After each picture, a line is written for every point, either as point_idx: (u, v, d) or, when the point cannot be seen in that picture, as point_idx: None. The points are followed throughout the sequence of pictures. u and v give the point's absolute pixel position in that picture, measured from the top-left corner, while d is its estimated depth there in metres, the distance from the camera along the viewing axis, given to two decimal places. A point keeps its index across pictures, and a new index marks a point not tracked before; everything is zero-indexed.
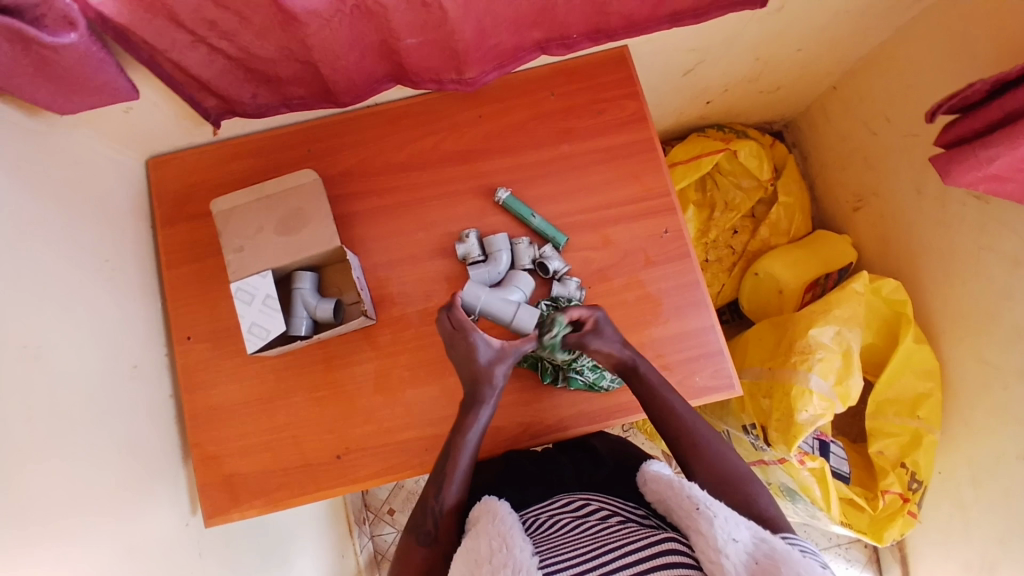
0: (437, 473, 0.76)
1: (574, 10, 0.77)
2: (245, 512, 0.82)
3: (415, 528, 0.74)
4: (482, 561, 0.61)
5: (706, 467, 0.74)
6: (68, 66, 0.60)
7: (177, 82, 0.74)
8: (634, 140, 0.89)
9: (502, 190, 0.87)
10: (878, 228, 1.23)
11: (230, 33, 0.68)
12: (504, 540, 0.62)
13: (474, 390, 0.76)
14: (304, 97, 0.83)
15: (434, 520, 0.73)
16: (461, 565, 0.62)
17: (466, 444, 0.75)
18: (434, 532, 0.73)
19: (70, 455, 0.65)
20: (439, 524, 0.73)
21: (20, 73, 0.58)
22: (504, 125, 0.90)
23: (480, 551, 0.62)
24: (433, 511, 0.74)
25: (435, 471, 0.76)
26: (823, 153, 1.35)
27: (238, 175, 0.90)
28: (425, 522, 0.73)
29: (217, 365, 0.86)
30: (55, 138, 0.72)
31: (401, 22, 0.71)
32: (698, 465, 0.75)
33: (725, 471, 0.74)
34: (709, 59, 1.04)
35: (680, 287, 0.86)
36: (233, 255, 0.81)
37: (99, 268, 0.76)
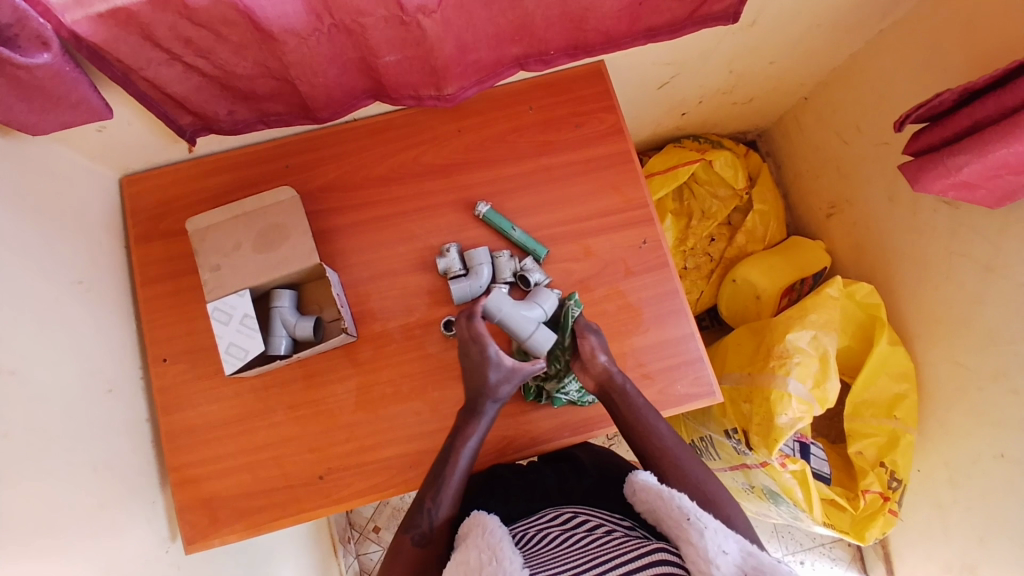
0: (435, 475, 0.76)
1: (551, 27, 0.78)
2: (226, 535, 0.81)
3: (409, 528, 0.74)
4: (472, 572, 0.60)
5: (688, 484, 0.75)
6: (41, 85, 0.59)
7: (152, 100, 0.73)
8: (613, 152, 0.90)
9: (483, 203, 0.87)
10: (850, 233, 1.26)
11: (206, 50, 0.67)
12: (494, 553, 0.62)
13: (478, 395, 0.77)
14: (282, 114, 0.82)
15: (430, 522, 0.74)
16: None
17: (468, 448, 0.76)
18: (431, 534, 0.73)
19: (45, 484, 0.63)
20: (435, 527, 0.73)
21: None
22: (483, 139, 0.90)
23: (470, 563, 0.62)
24: (430, 513, 0.74)
25: (432, 474, 0.76)
26: (796, 161, 1.39)
27: (214, 192, 0.89)
28: (420, 522, 0.73)
29: (194, 385, 0.84)
30: (26, 156, 0.70)
31: (380, 40, 0.71)
32: (680, 479, 0.75)
33: (709, 488, 0.74)
34: (684, 71, 1.06)
35: (661, 296, 0.87)
36: (210, 273, 0.80)
37: (72, 289, 0.74)
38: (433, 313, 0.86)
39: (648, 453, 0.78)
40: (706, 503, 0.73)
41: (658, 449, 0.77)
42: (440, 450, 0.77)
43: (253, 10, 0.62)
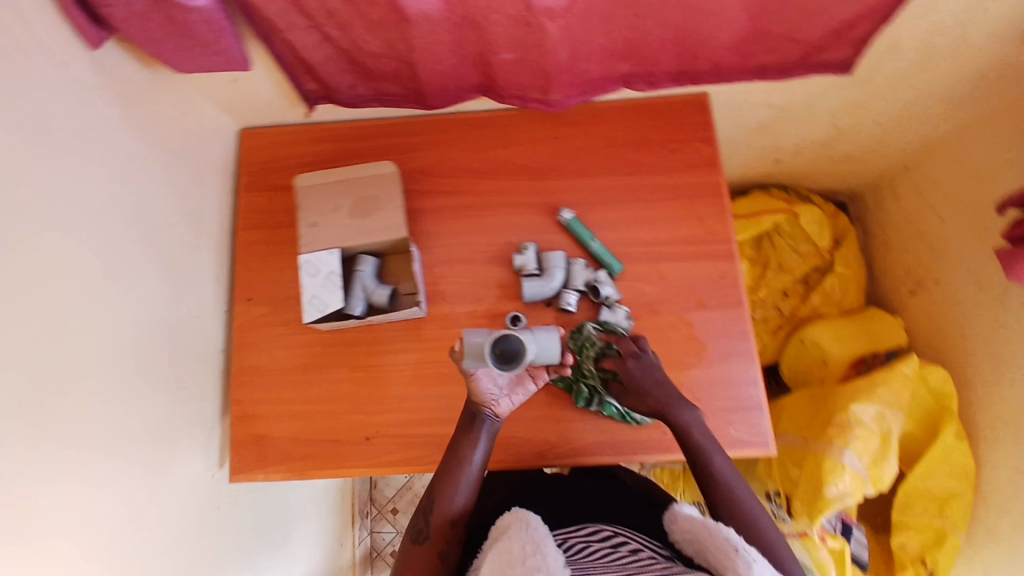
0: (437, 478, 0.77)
1: (664, 50, 0.80)
2: (269, 474, 0.85)
3: (410, 526, 0.75)
4: (515, 562, 0.61)
5: (744, 521, 0.73)
6: (193, 27, 0.66)
7: (286, 62, 0.80)
8: (704, 183, 0.91)
9: (567, 210, 0.89)
10: (931, 314, 1.21)
11: (344, 24, 0.73)
12: (538, 546, 0.62)
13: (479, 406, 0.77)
14: (396, 94, 0.88)
15: (427, 521, 0.74)
16: (493, 565, 0.62)
17: (475, 459, 0.76)
18: (427, 534, 0.73)
19: (123, 384, 0.69)
20: (432, 526, 0.74)
21: (150, 27, 0.65)
22: (578, 149, 0.92)
23: (513, 552, 0.62)
24: (427, 514, 0.75)
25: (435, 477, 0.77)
26: (885, 230, 1.35)
27: (321, 156, 0.95)
28: (418, 522, 0.75)
29: (268, 330, 0.89)
30: (167, 92, 0.79)
31: (501, 38, 0.74)
32: (732, 519, 0.73)
33: (757, 530, 0.72)
34: (785, 117, 1.05)
35: (728, 335, 0.87)
36: (306, 229, 0.85)
37: (181, 219, 0.81)
38: (500, 306, 0.88)
39: (708, 485, 0.76)
40: (742, 529, 0.72)
41: (713, 479, 0.75)
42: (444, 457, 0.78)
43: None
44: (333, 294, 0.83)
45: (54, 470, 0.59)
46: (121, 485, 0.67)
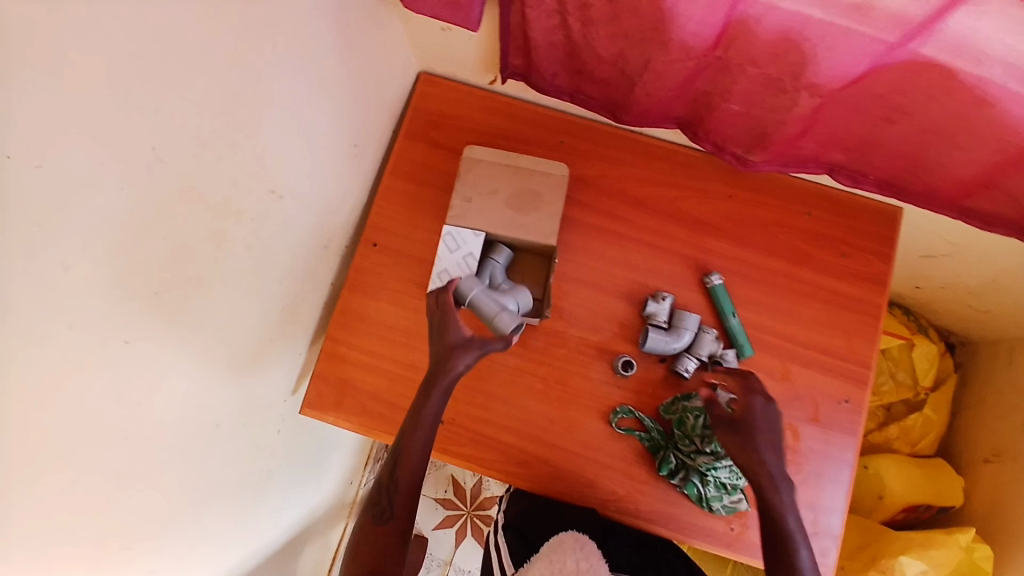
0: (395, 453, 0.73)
1: (891, 158, 0.75)
2: (339, 419, 0.84)
3: (373, 502, 0.73)
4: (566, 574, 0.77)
5: None
6: None
7: (508, 32, 0.75)
8: (864, 300, 0.86)
9: (717, 275, 0.84)
10: (1001, 489, 1.18)
11: (591, 21, 0.67)
12: (589, 566, 0.77)
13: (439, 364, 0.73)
14: (593, 98, 0.84)
15: (389, 498, 0.72)
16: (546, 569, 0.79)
17: (424, 428, 0.73)
18: (390, 513, 0.71)
19: (248, 298, 0.68)
20: (394, 504, 0.72)
21: None
22: (748, 217, 0.87)
23: (567, 565, 0.78)
24: (387, 490, 0.72)
25: (393, 454, 0.74)
26: (985, 391, 1.29)
27: (490, 128, 0.91)
28: (382, 500, 0.72)
29: (384, 281, 0.87)
30: (378, 21, 0.76)
31: (742, 91, 0.69)
32: None
33: None
34: (956, 254, 0.99)
35: (826, 459, 0.84)
36: (459, 202, 0.84)
37: (345, 149, 0.80)
38: (615, 344, 0.85)
39: None
40: None
41: None
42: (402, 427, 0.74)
43: (677, 19, 0.60)
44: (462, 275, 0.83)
45: (173, 372, 0.58)
46: (213, 398, 0.67)
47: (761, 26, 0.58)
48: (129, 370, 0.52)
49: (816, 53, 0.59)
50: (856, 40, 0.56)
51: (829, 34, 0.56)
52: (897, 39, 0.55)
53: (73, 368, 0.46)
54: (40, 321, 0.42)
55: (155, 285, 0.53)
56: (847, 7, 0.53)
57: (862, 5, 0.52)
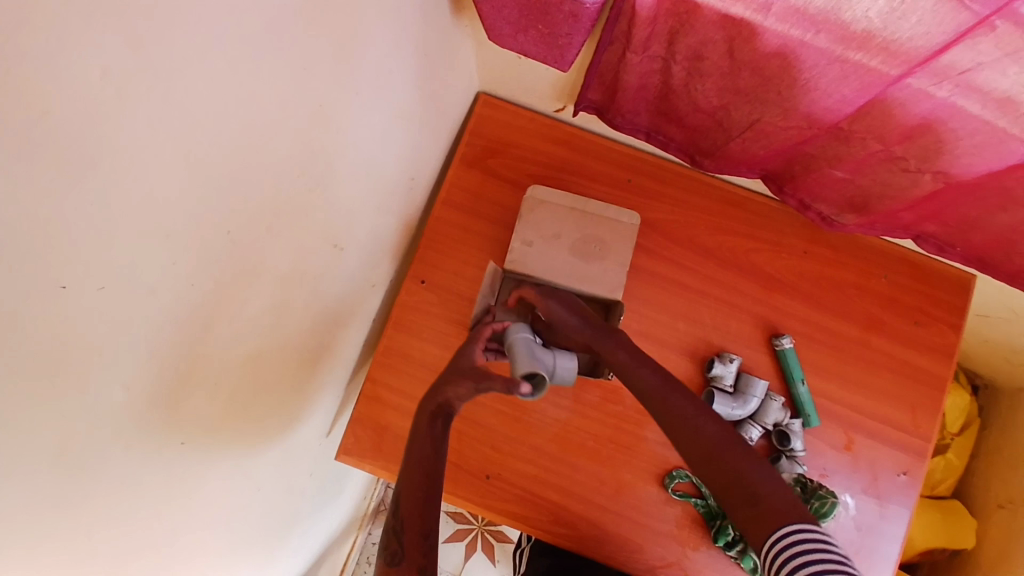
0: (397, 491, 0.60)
1: (988, 240, 0.70)
2: (377, 469, 0.78)
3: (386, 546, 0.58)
4: None
5: None
6: (550, 11, 0.55)
7: (597, 70, 0.67)
8: (933, 372, 0.82)
9: (789, 339, 0.80)
10: (1008, 539, 1.14)
11: (700, 73, 0.60)
12: None
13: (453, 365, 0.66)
14: (672, 140, 0.76)
15: (399, 538, 0.57)
16: None
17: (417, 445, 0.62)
18: (401, 552, 0.56)
19: (301, 354, 0.62)
20: (405, 541, 0.56)
21: None
22: (821, 275, 0.83)
23: None
24: (397, 529, 0.57)
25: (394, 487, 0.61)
26: (1001, 435, 1.25)
27: (552, 159, 0.84)
28: (393, 541, 0.57)
29: (430, 321, 0.81)
30: (450, 45, 0.68)
31: (854, 160, 0.63)
32: None
33: None
34: (1014, 319, 0.98)
35: (874, 530, 0.79)
36: (520, 245, 0.79)
37: (404, 183, 0.72)
38: None
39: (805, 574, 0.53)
40: None
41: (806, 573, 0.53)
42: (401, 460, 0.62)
43: (813, 93, 0.55)
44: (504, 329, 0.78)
45: (225, 452, 0.53)
46: (258, 465, 0.61)
47: (905, 110, 0.53)
48: (182, 468, 0.46)
49: (959, 146, 0.54)
50: (1007, 144, 0.51)
51: (984, 133, 0.51)
52: None
53: (126, 486, 0.40)
54: (94, 451, 0.36)
55: (216, 374, 0.47)
56: (993, 101, 0.47)
57: (1004, 99, 0.46)
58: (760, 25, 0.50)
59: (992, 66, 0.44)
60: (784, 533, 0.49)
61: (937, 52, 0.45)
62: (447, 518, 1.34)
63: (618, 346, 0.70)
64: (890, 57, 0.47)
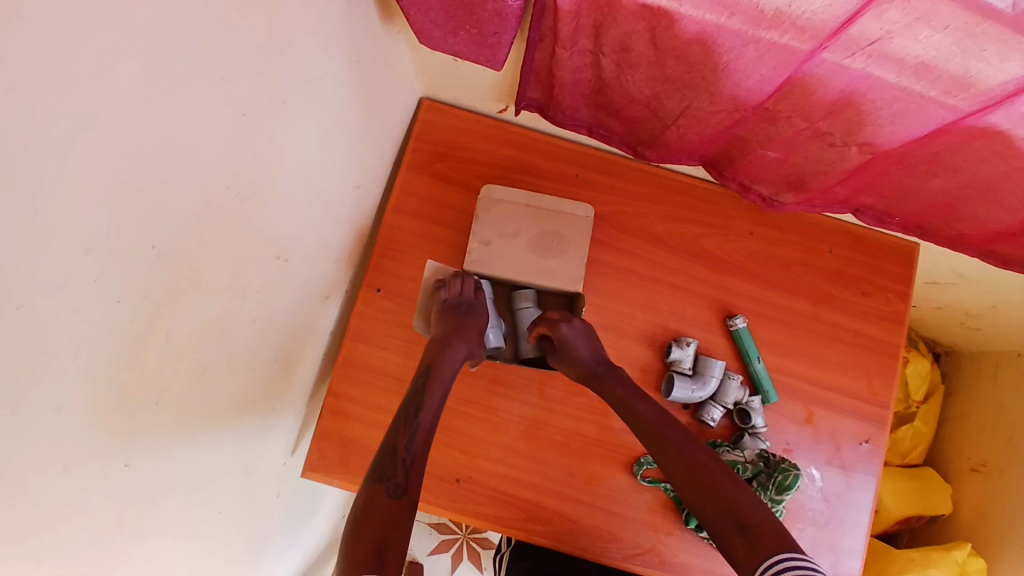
0: (407, 424, 0.65)
1: (924, 206, 0.72)
2: (346, 482, 0.78)
3: (381, 479, 0.58)
4: None
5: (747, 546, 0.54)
6: (477, 13, 0.56)
7: (532, 68, 0.68)
8: (884, 339, 0.84)
9: (741, 318, 0.81)
10: (984, 502, 1.17)
11: (631, 64, 0.62)
12: None
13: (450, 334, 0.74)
14: (614, 133, 0.78)
15: (405, 470, 0.59)
16: None
17: (435, 392, 0.69)
18: (406, 485, 0.58)
19: (252, 371, 0.61)
20: (411, 475, 0.59)
21: None
22: (770, 254, 0.85)
23: None
24: (404, 462, 0.60)
25: (402, 422, 0.65)
26: (969, 401, 1.29)
27: (501, 160, 0.85)
28: (395, 472, 0.59)
29: (389, 329, 0.81)
30: (385, 49, 0.68)
31: (786, 140, 0.65)
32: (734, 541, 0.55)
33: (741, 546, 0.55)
34: (963, 283, 1.01)
35: (842, 499, 0.81)
36: (478, 245, 0.80)
37: (350, 192, 0.73)
38: None
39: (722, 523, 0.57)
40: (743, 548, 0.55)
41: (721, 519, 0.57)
42: (406, 402, 0.68)
43: (736, 75, 0.57)
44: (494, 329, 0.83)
45: (178, 475, 0.52)
46: (216, 490, 0.60)
47: (825, 86, 0.55)
48: (129, 493, 0.46)
49: (879, 117, 0.56)
50: (924, 110, 0.53)
51: (901, 101, 0.53)
52: (970, 107, 0.51)
53: (69, 510, 0.40)
54: (34, 475, 0.36)
55: (157, 393, 0.46)
56: (908, 68, 0.49)
57: (919, 65, 0.48)
58: (677, 12, 0.52)
59: (902, 33, 0.46)
60: (778, 557, 0.51)
61: (843, 24, 0.47)
62: (431, 531, 1.34)
63: (617, 382, 0.74)
64: (800, 33, 0.49)
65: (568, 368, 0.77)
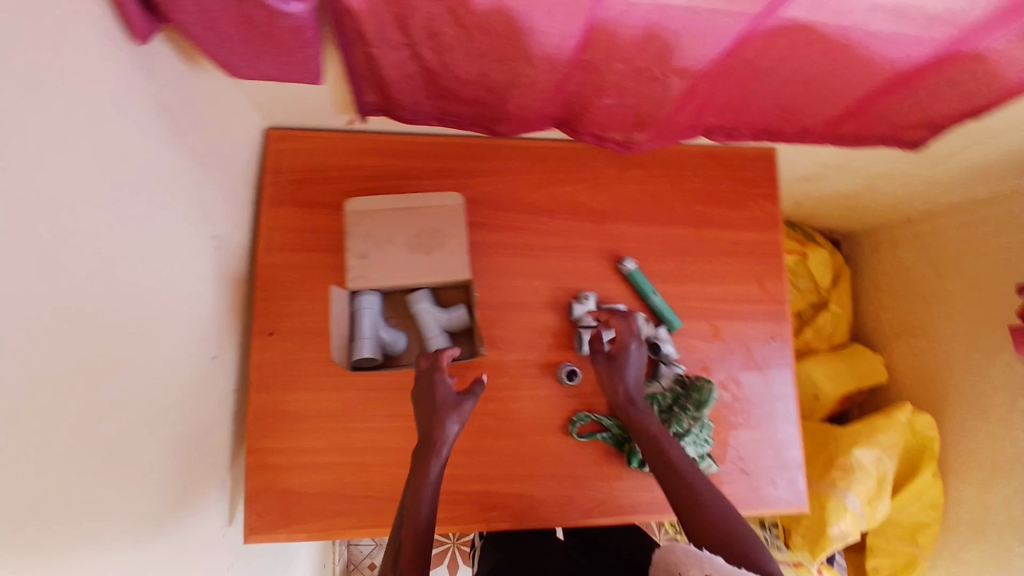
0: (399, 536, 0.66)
1: (762, 112, 0.76)
2: (294, 532, 0.77)
3: None
4: None
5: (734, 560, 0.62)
6: (275, 33, 0.55)
7: (355, 72, 0.67)
8: (763, 242, 0.89)
9: (631, 259, 0.85)
10: (914, 362, 1.28)
11: (446, 48, 0.62)
12: None
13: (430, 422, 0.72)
14: (463, 117, 0.78)
15: None
16: None
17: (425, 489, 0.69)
18: None
19: (148, 453, 0.59)
20: None
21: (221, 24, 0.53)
22: (643, 194, 0.88)
23: None
24: None
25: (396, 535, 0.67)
26: (875, 277, 1.38)
27: (362, 171, 0.84)
28: None
29: (294, 369, 0.79)
30: (200, 90, 0.65)
31: (615, 85, 0.67)
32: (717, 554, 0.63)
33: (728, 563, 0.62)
34: (826, 173, 1.08)
35: (768, 396, 0.87)
36: (356, 260, 0.78)
37: (205, 243, 0.70)
38: (554, 357, 0.84)
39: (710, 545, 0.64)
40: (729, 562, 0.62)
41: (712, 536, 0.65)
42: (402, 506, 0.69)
43: (537, 36, 0.58)
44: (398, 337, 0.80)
45: None
46: None
47: (623, 26, 0.57)
48: None
49: (683, 41, 0.58)
50: (718, 26, 0.56)
51: (697, 22, 0.55)
52: (760, 10, 0.54)
53: None
54: None
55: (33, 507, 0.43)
56: None
57: None
58: None
59: None
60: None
61: None
62: None
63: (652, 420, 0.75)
64: None
65: (614, 384, 0.77)
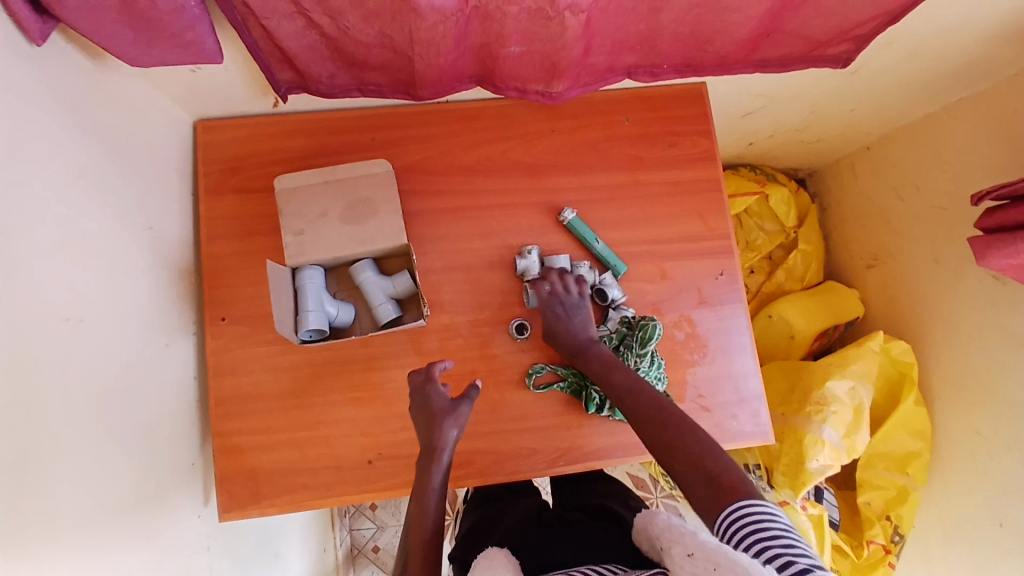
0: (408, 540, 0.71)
1: (675, 43, 0.76)
2: (265, 509, 0.78)
3: None
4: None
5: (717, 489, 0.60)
6: (157, 15, 0.56)
7: (259, 49, 0.68)
8: (703, 177, 0.89)
9: (570, 210, 0.85)
10: (886, 288, 1.26)
11: (336, 11, 0.62)
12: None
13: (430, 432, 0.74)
14: (382, 85, 0.79)
15: None
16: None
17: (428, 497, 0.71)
18: None
19: (99, 438, 0.60)
20: None
21: (103, 11, 0.54)
22: (577, 143, 0.88)
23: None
24: None
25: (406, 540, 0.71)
26: (842, 211, 1.37)
27: (294, 152, 0.85)
28: None
29: (248, 352, 0.81)
30: (111, 85, 0.67)
31: (514, 30, 0.67)
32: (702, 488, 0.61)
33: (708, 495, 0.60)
34: (770, 105, 1.07)
35: (722, 330, 0.87)
36: (293, 237, 0.80)
37: (144, 235, 0.71)
38: (503, 314, 0.84)
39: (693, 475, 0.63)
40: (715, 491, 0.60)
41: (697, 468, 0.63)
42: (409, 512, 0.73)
43: None
44: (343, 308, 0.81)
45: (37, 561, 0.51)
46: (106, 562, 0.59)
47: None
48: None
49: None
50: None
51: None
52: None
53: None
54: None
55: None
56: None
57: None
58: None
59: None
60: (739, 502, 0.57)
61: None
62: None
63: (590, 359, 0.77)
64: None
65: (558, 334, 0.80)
